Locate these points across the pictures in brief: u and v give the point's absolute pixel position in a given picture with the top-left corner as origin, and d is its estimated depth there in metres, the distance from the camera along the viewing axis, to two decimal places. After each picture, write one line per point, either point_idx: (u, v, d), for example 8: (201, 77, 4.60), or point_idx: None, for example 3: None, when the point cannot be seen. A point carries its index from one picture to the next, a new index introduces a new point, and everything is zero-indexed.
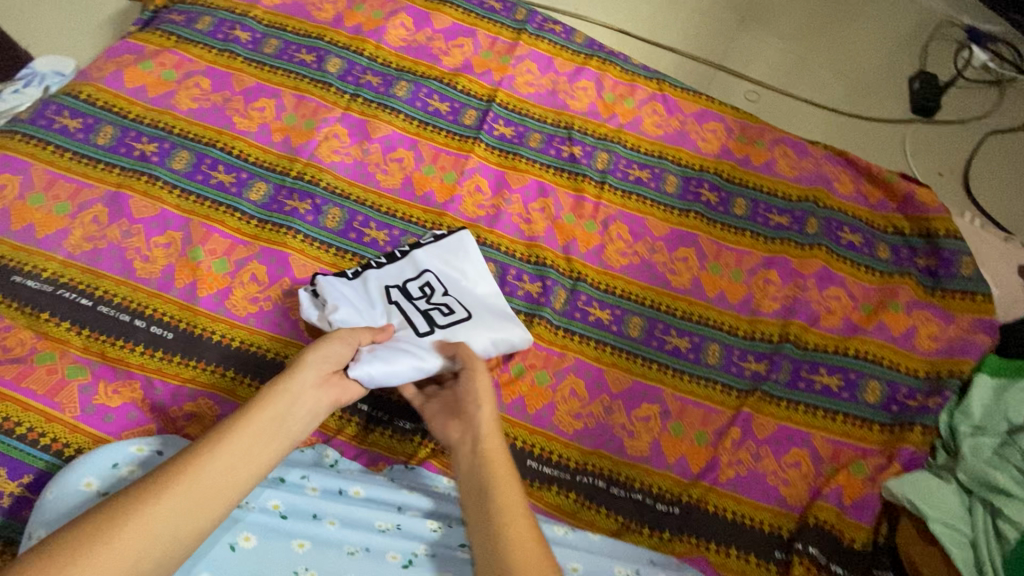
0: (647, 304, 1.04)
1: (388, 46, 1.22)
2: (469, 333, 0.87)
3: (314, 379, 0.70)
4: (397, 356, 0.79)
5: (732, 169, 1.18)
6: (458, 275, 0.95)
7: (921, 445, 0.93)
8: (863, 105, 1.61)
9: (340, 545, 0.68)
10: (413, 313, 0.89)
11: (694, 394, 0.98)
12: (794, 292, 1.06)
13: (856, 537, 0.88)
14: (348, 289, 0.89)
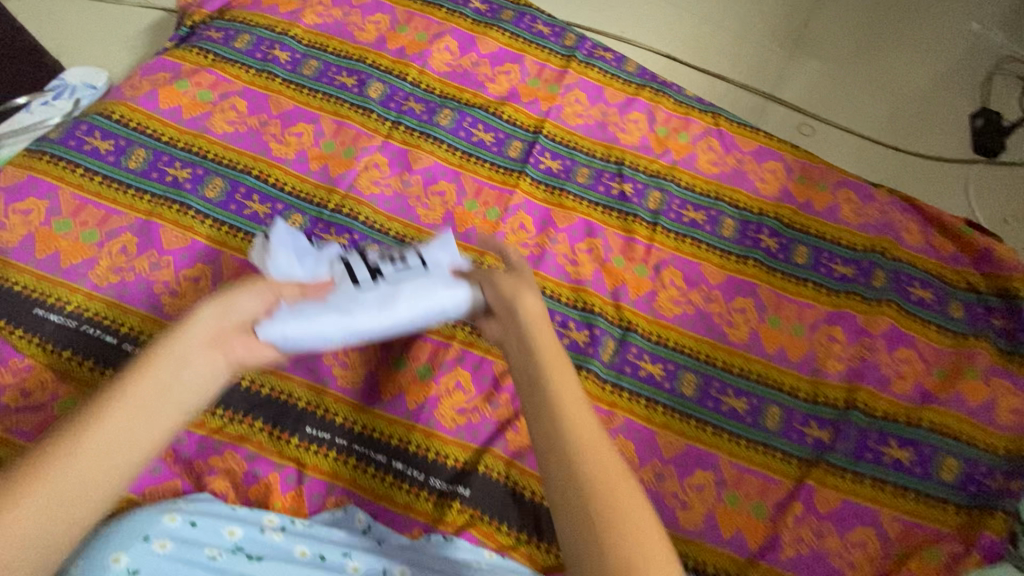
0: (702, 359, 0.97)
1: (432, 71, 1.16)
2: (418, 284, 0.74)
3: (209, 341, 0.59)
4: (320, 307, 0.68)
5: (792, 214, 1.11)
6: (425, 243, 0.84)
7: (1002, 534, 0.85)
8: (922, 142, 1.53)
9: None
10: (359, 264, 0.77)
11: (751, 461, 0.91)
12: (861, 353, 0.98)
13: None
14: (294, 240, 0.80)
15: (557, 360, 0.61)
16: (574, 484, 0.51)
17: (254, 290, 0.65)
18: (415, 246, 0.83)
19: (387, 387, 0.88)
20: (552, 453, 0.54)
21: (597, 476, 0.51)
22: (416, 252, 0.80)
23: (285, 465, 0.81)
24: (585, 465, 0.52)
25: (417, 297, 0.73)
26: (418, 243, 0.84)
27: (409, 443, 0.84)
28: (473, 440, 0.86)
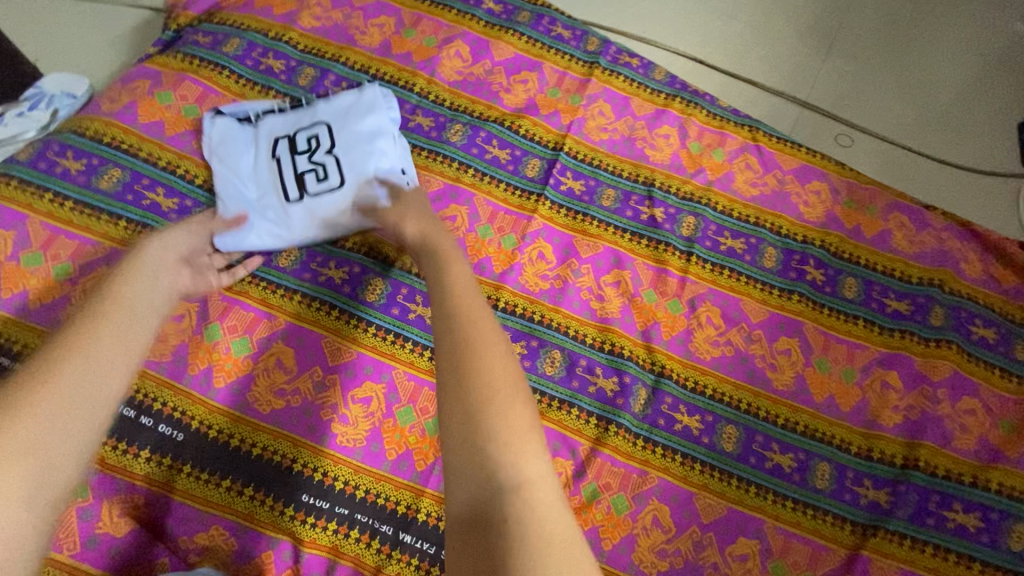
0: (742, 409, 0.87)
1: (442, 80, 1.05)
2: (337, 202, 0.88)
3: (157, 267, 0.64)
4: (258, 226, 0.87)
5: (840, 242, 1.00)
6: (352, 130, 0.92)
7: None
8: (970, 153, 1.41)
9: None
10: (288, 174, 0.89)
11: (800, 527, 0.81)
12: (919, 402, 0.88)
13: None
14: (240, 142, 0.92)
15: (473, 299, 0.53)
16: (471, 438, 0.44)
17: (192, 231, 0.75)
18: (335, 132, 0.92)
19: (393, 445, 0.78)
20: (451, 398, 0.46)
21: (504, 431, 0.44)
22: (334, 155, 0.90)
23: (278, 539, 0.72)
24: (489, 416, 0.44)
25: (335, 214, 0.87)
26: (345, 133, 0.92)
27: (418, 511, 0.75)
28: None
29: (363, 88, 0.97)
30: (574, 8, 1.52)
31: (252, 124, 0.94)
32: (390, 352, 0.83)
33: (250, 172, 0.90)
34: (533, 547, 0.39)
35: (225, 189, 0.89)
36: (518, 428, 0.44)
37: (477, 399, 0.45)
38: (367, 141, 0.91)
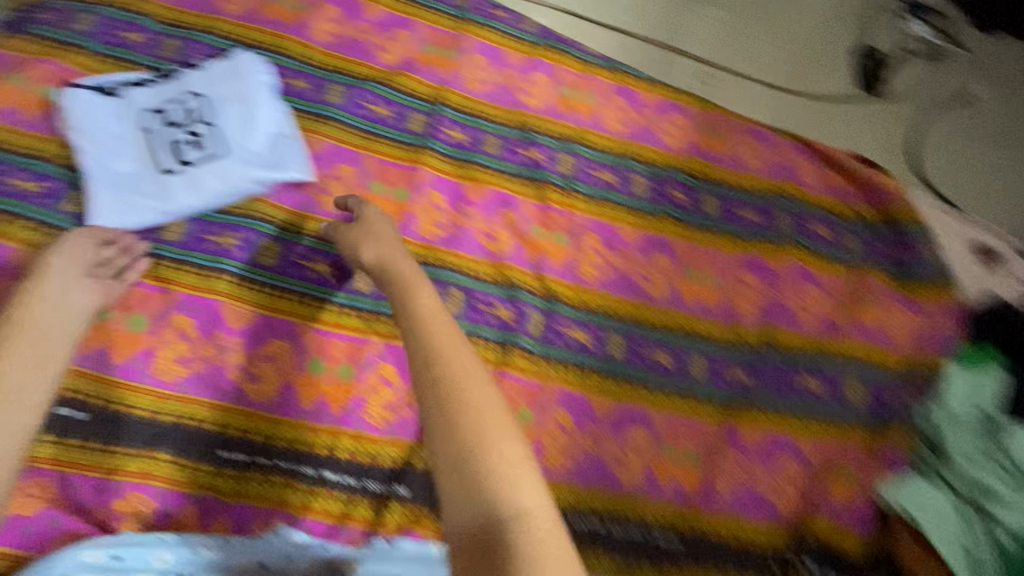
0: (626, 319, 0.98)
1: (316, 44, 1.06)
2: (219, 170, 0.89)
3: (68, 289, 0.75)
4: (138, 201, 0.87)
5: (700, 166, 1.13)
6: (227, 99, 0.93)
7: (906, 444, 0.91)
8: (815, 82, 1.58)
9: None
10: (165, 146, 0.90)
11: (681, 411, 0.94)
12: (771, 293, 1.03)
13: (851, 546, 0.86)
14: (106, 117, 0.90)
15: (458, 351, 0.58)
16: (474, 489, 0.50)
17: (88, 234, 0.80)
18: (208, 101, 0.93)
19: (306, 394, 0.82)
20: (449, 450, 0.52)
21: (499, 476, 0.51)
22: (211, 124, 0.91)
23: (200, 495, 0.75)
24: (484, 465, 0.51)
25: (219, 183, 0.89)
26: (219, 101, 0.93)
27: (337, 450, 0.80)
28: (406, 435, 0.83)
29: (234, 55, 0.97)
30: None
31: (117, 98, 0.92)
32: (293, 310, 0.86)
33: (120, 146, 0.90)
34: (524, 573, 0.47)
35: (96, 166, 0.87)
36: (510, 473, 0.51)
37: (474, 447, 0.52)
38: (243, 109, 0.93)
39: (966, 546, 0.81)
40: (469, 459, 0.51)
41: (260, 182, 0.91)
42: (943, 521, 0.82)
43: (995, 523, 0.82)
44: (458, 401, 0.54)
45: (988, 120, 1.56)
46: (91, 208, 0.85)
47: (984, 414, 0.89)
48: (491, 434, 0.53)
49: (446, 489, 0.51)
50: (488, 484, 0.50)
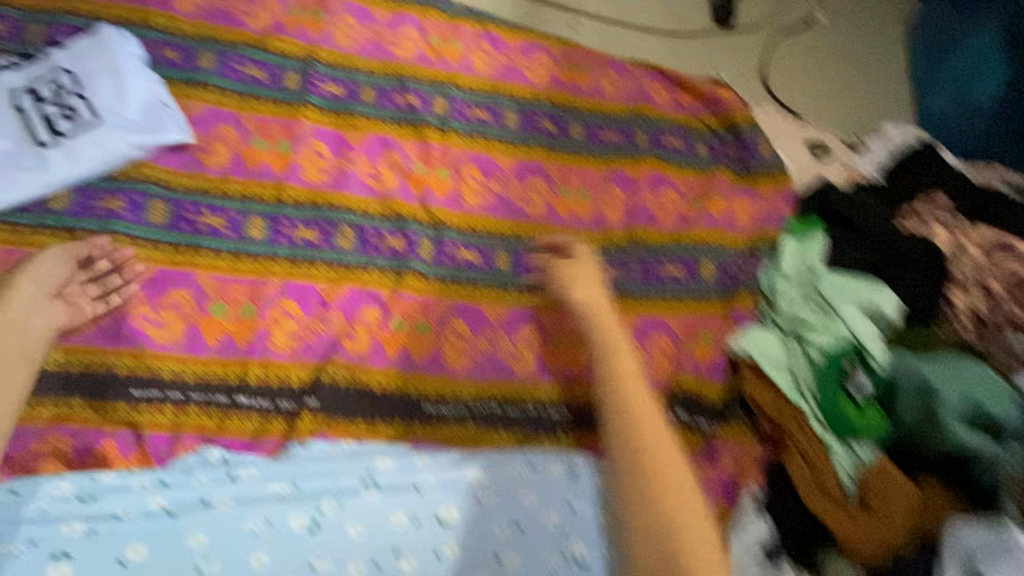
0: (508, 236, 1.10)
1: (181, 15, 1.09)
2: (97, 137, 0.93)
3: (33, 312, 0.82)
4: (16, 175, 0.89)
5: (564, 97, 1.25)
6: (96, 72, 0.97)
7: (750, 305, 1.07)
8: (675, 20, 1.73)
9: (239, 526, 0.73)
10: (39, 122, 0.93)
11: (565, 308, 1.06)
12: (633, 199, 1.17)
13: (712, 395, 1.00)
14: None
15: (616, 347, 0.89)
16: (662, 485, 0.76)
17: (55, 257, 0.86)
18: (76, 75, 0.96)
19: (211, 332, 0.89)
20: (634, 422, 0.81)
21: (657, 441, 0.81)
22: (83, 97, 0.95)
23: (118, 430, 0.81)
24: (656, 514, 0.74)
25: (98, 150, 0.92)
26: (89, 75, 0.96)
27: (247, 376, 0.88)
28: (312, 356, 0.91)
29: (97, 30, 1.00)
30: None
31: None
32: (189, 260, 0.92)
33: None
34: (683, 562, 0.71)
35: None
36: (687, 525, 0.74)
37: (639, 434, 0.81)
38: (115, 80, 0.97)
39: (787, 365, 0.98)
40: (639, 438, 0.80)
41: (141, 147, 0.95)
42: (769, 350, 0.99)
43: (806, 344, 0.98)
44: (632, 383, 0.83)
45: (826, 39, 1.77)
46: None
47: (810, 269, 1.06)
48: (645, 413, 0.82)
49: (644, 498, 0.75)
50: (644, 451, 0.79)
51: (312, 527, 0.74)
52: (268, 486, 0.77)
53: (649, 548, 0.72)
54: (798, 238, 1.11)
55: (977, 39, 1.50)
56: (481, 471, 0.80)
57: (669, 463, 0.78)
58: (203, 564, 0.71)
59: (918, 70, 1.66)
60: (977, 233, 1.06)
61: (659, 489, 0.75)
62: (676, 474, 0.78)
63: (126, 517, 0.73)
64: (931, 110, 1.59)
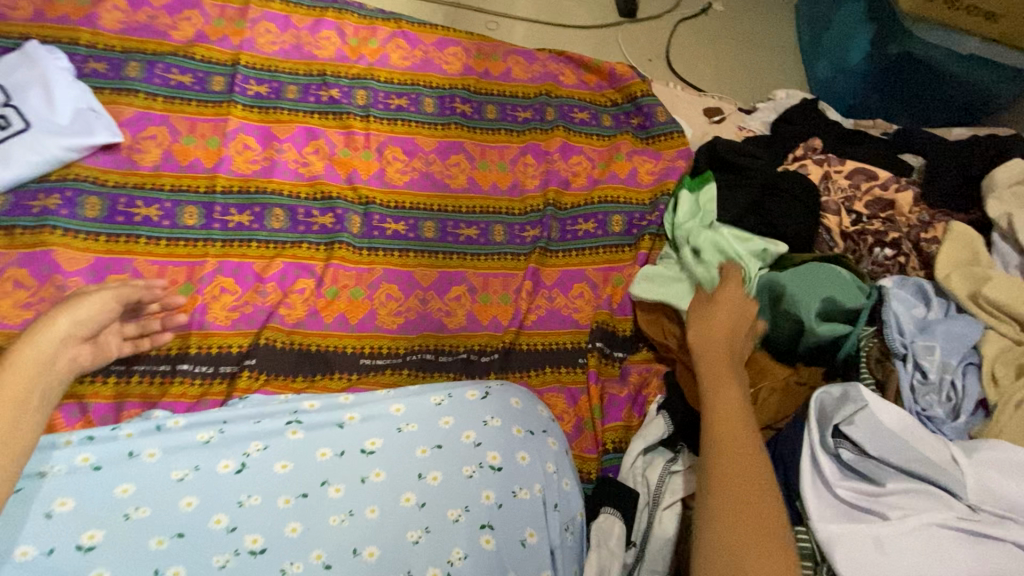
0: (434, 208, 1.19)
1: (106, 31, 1.17)
2: (26, 141, 0.99)
3: (49, 357, 0.69)
4: None
5: (476, 83, 1.36)
6: (23, 83, 1.03)
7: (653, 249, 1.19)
8: (584, 15, 1.86)
9: (166, 474, 0.73)
10: None
11: (491, 267, 1.15)
12: (547, 167, 1.28)
13: (624, 327, 1.12)
14: None
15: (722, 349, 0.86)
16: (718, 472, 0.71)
17: (105, 301, 0.80)
18: (5, 88, 1.02)
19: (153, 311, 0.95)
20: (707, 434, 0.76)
21: (736, 458, 0.71)
22: (13, 106, 1.01)
23: (65, 403, 0.86)
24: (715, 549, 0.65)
25: (29, 153, 0.98)
26: (16, 86, 1.02)
27: (189, 347, 0.94)
28: (252, 326, 0.98)
29: (24, 47, 1.06)
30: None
31: None
32: (127, 248, 0.99)
33: None
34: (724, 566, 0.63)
35: None
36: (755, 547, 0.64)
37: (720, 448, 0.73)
38: (41, 88, 1.03)
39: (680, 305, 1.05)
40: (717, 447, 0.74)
41: (71, 147, 1.01)
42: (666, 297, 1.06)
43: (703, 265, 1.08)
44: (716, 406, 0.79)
45: (729, 20, 1.91)
46: None
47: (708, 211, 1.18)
48: (747, 424, 0.76)
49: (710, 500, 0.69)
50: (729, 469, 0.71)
51: (242, 468, 0.74)
52: (195, 434, 0.77)
53: (719, 532, 0.66)
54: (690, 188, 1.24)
55: (846, 9, 1.64)
56: (409, 401, 0.83)
57: (740, 473, 0.70)
58: (131, 511, 0.70)
59: (805, 38, 1.84)
60: (844, 165, 1.20)
61: (729, 508, 0.67)
62: (756, 472, 0.70)
63: (50, 473, 0.71)
64: (819, 76, 1.75)
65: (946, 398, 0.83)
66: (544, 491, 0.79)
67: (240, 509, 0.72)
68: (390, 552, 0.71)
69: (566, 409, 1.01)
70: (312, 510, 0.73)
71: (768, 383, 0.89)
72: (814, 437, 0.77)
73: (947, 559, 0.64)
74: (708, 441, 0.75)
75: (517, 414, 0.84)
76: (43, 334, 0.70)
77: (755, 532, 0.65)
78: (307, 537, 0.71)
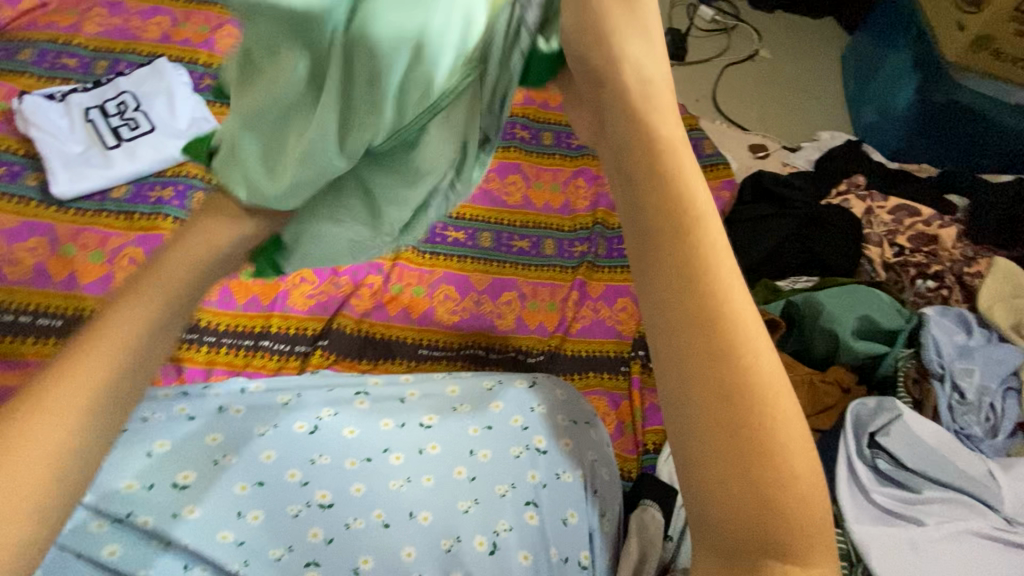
0: (493, 221, 1.27)
1: (220, 53, 1.35)
2: (152, 140, 1.14)
3: (189, 284, 0.48)
4: (87, 171, 1.10)
5: (536, 112, 1.46)
6: (151, 92, 1.19)
7: None
8: None
9: (249, 430, 0.81)
10: (105, 129, 1.14)
11: (540, 277, 1.22)
12: (597, 189, 1.35)
13: None
14: (52, 113, 1.13)
15: (682, 150, 0.42)
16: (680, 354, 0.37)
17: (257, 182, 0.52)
18: (136, 96, 1.18)
19: (241, 293, 1.06)
20: (687, 334, 0.37)
21: (687, 321, 0.37)
22: (142, 111, 1.17)
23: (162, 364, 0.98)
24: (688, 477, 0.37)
25: (152, 151, 1.14)
26: (146, 94, 1.18)
27: (271, 326, 1.05)
28: (326, 312, 1.09)
29: (155, 63, 1.23)
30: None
31: (62, 103, 1.16)
32: None
33: (67, 133, 1.13)
34: (706, 504, 0.36)
35: (50, 148, 1.10)
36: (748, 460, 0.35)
37: (721, 331, 0.37)
38: (167, 98, 1.19)
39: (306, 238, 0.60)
40: (719, 322, 0.37)
41: None
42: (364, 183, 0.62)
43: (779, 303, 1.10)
44: (697, 253, 0.38)
45: (779, 65, 1.97)
46: (50, 179, 1.08)
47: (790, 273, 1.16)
48: (730, 274, 0.38)
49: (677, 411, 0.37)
50: (739, 354, 0.36)
51: (314, 430, 0.82)
52: (276, 396, 0.85)
53: (739, 472, 0.35)
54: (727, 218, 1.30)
55: (892, 60, 1.71)
56: (463, 383, 0.90)
57: (757, 356, 0.37)
58: (219, 457, 0.77)
59: (850, 87, 1.90)
60: (887, 200, 1.24)
61: (760, 432, 0.35)
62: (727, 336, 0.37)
63: (151, 419, 0.80)
64: (862, 121, 1.80)
65: (984, 418, 0.88)
66: (586, 476, 0.85)
67: (311, 466, 0.79)
68: (443, 518, 0.78)
69: (607, 411, 1.07)
70: (374, 474, 0.80)
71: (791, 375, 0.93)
72: (851, 446, 0.83)
73: (980, 563, 0.70)
74: (676, 319, 0.37)
75: (562, 404, 0.90)
76: (185, 247, 0.49)
77: (797, 428, 0.37)
78: (369, 497, 0.78)
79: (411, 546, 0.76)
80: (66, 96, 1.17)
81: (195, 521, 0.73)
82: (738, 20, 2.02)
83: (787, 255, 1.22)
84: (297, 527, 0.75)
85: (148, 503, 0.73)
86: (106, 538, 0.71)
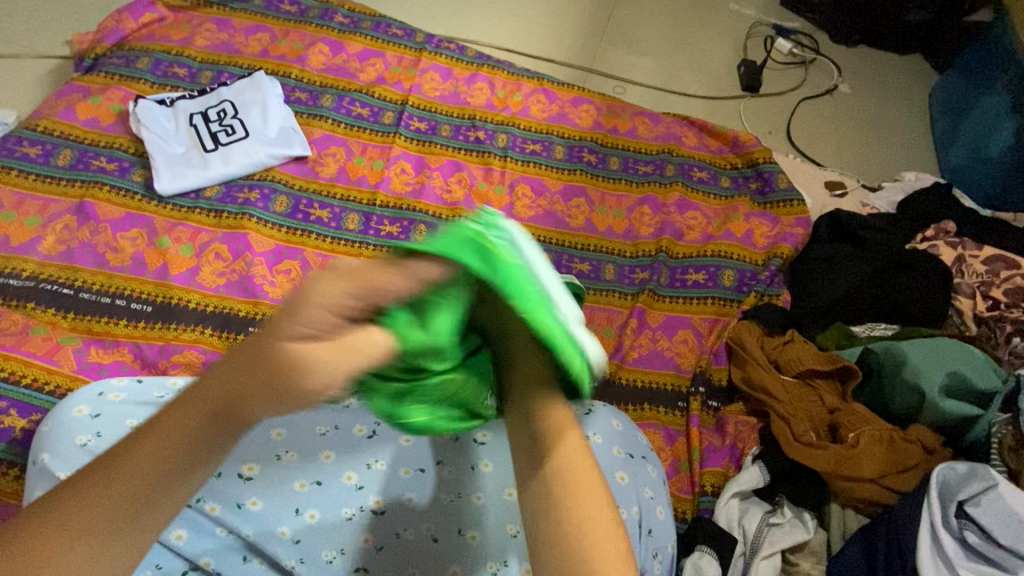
0: (553, 242, 1.26)
1: (311, 69, 1.43)
2: (244, 148, 1.21)
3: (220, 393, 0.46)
4: (185, 171, 1.18)
5: (604, 137, 1.43)
6: (248, 102, 1.27)
7: (754, 304, 1.19)
8: (712, 83, 1.87)
9: (312, 428, 0.83)
10: (204, 133, 1.22)
11: (599, 302, 1.19)
12: (662, 217, 1.30)
13: (718, 377, 1.12)
14: (161, 116, 1.23)
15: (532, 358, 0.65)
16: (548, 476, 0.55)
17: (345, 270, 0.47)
18: (235, 104, 1.26)
19: None
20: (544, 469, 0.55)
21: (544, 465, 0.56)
22: (239, 119, 1.24)
23: None
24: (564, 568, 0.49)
25: (246, 157, 1.21)
26: (243, 103, 1.26)
27: None
28: None
29: (254, 74, 1.31)
30: (416, 4, 1.86)
31: (171, 108, 1.25)
32: (301, 241, 1.18)
33: (173, 135, 1.22)
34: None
35: (156, 150, 1.19)
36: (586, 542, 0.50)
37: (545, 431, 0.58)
38: (263, 108, 1.26)
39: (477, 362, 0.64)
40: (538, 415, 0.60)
41: (274, 156, 1.24)
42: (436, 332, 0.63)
43: (870, 360, 1.02)
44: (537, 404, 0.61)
45: (863, 101, 1.88)
46: (154, 175, 1.17)
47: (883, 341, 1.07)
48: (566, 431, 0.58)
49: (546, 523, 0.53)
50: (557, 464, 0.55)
51: (372, 434, 0.83)
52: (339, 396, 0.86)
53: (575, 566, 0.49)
54: (794, 260, 1.28)
55: (989, 102, 1.60)
56: None
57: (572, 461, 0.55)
58: (283, 452, 0.80)
59: (938, 128, 1.80)
60: (981, 249, 1.16)
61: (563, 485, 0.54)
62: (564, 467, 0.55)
63: None
64: (952, 164, 1.69)
65: None
66: (640, 514, 0.81)
67: (368, 470, 0.80)
68: (492, 539, 0.77)
69: (662, 446, 1.03)
70: (427, 485, 0.80)
71: (869, 430, 0.94)
72: (935, 512, 0.81)
73: None
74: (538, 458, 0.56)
75: (619, 435, 0.87)
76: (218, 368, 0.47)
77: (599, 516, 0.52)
78: (421, 509, 0.78)
79: (457, 564, 0.75)
80: (174, 102, 1.26)
81: (259, 513, 0.75)
82: (818, 53, 1.94)
83: (865, 300, 1.16)
84: (351, 531, 0.76)
85: (216, 489, 0.75)
86: (174, 522, 0.73)
